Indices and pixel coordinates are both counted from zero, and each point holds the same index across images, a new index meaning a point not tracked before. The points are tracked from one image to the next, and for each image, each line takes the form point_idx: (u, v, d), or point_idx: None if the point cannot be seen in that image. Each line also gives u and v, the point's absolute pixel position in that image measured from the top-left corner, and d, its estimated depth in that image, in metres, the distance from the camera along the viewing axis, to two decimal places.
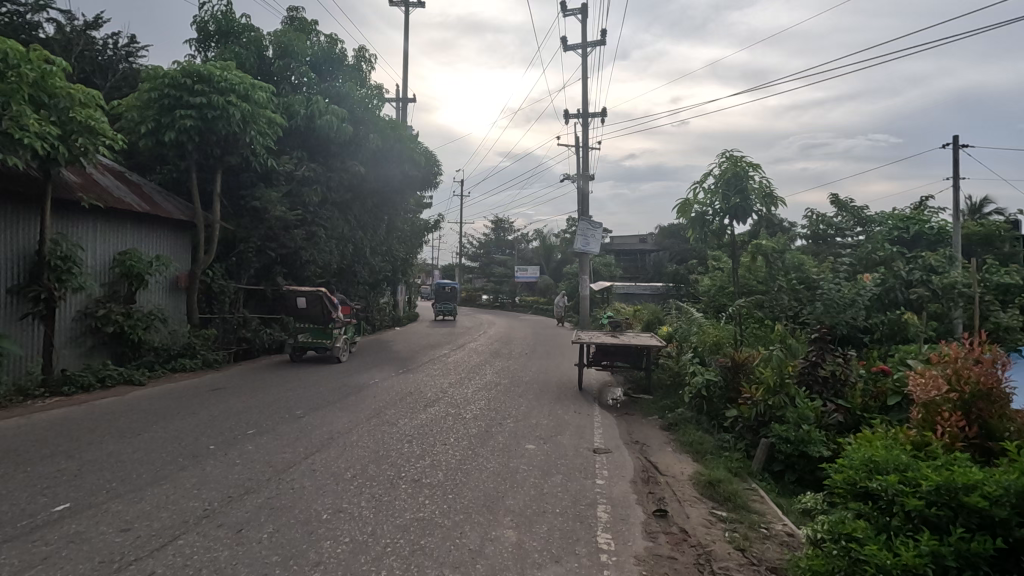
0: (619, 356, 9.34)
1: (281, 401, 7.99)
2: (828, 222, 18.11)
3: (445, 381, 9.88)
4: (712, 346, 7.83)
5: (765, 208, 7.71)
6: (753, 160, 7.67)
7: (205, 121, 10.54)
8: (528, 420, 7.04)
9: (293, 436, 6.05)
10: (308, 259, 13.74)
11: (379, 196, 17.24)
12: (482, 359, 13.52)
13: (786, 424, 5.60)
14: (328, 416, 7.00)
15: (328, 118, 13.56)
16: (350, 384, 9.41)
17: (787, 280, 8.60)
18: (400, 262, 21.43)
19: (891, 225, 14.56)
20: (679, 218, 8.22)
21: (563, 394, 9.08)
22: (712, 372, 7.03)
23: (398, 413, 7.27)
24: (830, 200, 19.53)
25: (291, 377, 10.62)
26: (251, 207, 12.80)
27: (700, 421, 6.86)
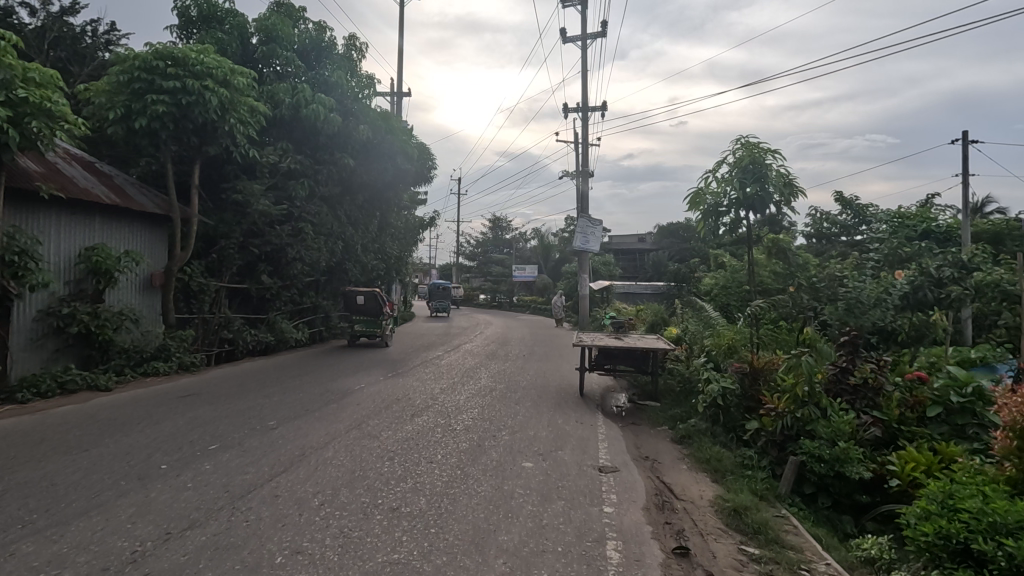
0: (624, 360, 8.66)
1: (255, 409, 7.30)
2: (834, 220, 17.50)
3: (437, 386, 9.22)
4: (726, 351, 7.15)
5: (784, 199, 7.04)
6: (772, 147, 6.98)
7: (180, 107, 9.86)
8: (526, 432, 6.38)
9: (260, 452, 5.36)
10: (295, 256, 13.42)
11: (370, 191, 16.54)
12: (477, 361, 12.84)
13: (818, 439, 4.95)
14: (304, 428, 6.32)
15: (314, 108, 12.82)
16: (334, 390, 8.73)
17: (806, 277, 7.94)
18: (394, 260, 20.76)
19: (904, 222, 13.93)
20: (689, 210, 7.57)
21: (564, 401, 8.42)
22: (728, 379, 6.38)
23: (383, 424, 6.58)
24: (837, 196, 18.90)
25: (277, 380, 10.00)
26: (233, 200, 12.10)
27: (715, 432, 6.18)
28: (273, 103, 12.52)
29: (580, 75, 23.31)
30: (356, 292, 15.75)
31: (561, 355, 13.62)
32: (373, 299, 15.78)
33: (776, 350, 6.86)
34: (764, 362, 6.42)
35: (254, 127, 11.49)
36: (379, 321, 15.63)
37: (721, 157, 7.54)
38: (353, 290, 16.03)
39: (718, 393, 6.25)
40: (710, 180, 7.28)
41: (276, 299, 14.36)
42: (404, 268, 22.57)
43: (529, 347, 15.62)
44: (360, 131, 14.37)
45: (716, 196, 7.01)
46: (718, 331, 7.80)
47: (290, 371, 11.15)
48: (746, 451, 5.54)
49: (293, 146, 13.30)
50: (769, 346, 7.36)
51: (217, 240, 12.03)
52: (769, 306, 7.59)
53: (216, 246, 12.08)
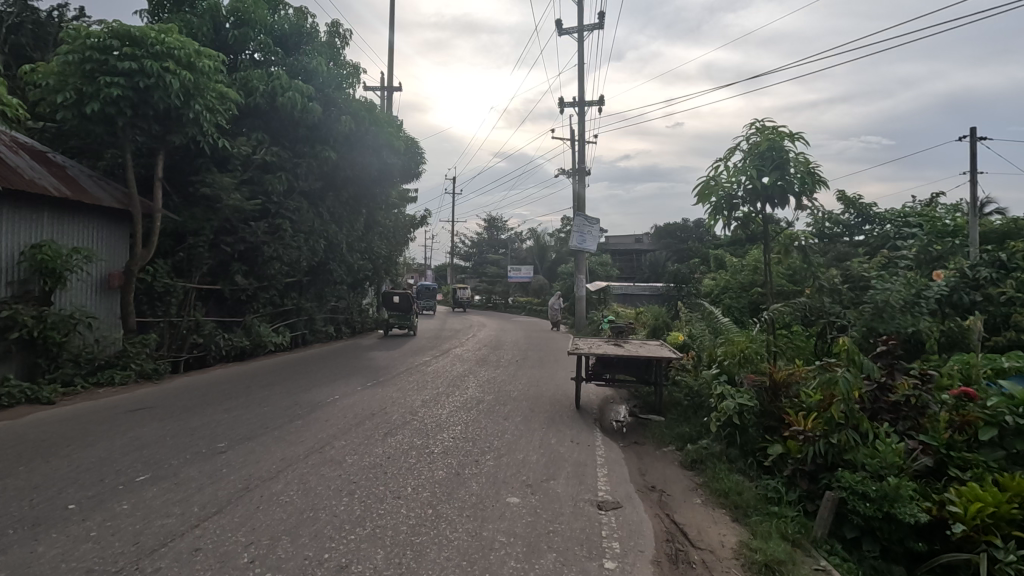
0: (624, 369, 7.83)
1: (209, 426, 6.45)
2: (837, 219, 16.77)
3: (419, 397, 8.39)
4: (741, 360, 6.31)
5: (806, 191, 6.18)
6: (793, 133, 6.14)
7: (138, 91, 8.99)
8: (515, 457, 5.55)
9: (194, 486, 4.48)
10: (272, 254, 12.66)
11: (355, 186, 15.66)
12: (467, 367, 12.04)
13: (858, 472, 4.16)
14: (257, 452, 5.45)
15: (290, 96, 11.87)
16: (304, 402, 7.88)
17: (827, 277, 7.14)
18: (382, 260, 19.97)
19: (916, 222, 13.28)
20: (697, 203, 6.77)
21: (558, 415, 7.63)
22: (745, 394, 5.57)
23: (350, 447, 5.72)
24: (841, 194, 18.17)
25: (246, 390, 9.14)
26: (202, 195, 11.22)
27: (730, 455, 5.37)
28: (246, 91, 11.64)
29: (577, 68, 22.53)
30: (392, 293, 20.44)
31: (556, 361, 12.81)
32: (406, 298, 20.51)
33: (796, 361, 6.05)
34: (784, 375, 5.64)
35: (224, 116, 10.64)
36: (410, 316, 20.37)
37: (735, 145, 6.74)
38: (390, 292, 20.65)
39: (733, 410, 5.44)
40: (721, 170, 6.46)
41: (253, 299, 13.67)
42: (393, 268, 21.73)
43: (522, 351, 14.82)
44: (342, 122, 13.44)
45: (728, 188, 6.16)
46: (728, 337, 6.98)
47: (264, 379, 10.30)
48: (769, 481, 4.74)
49: (269, 138, 12.39)
50: (786, 356, 6.56)
51: (185, 237, 11.12)
52: (793, 307, 6.75)
53: (184, 243, 11.19)
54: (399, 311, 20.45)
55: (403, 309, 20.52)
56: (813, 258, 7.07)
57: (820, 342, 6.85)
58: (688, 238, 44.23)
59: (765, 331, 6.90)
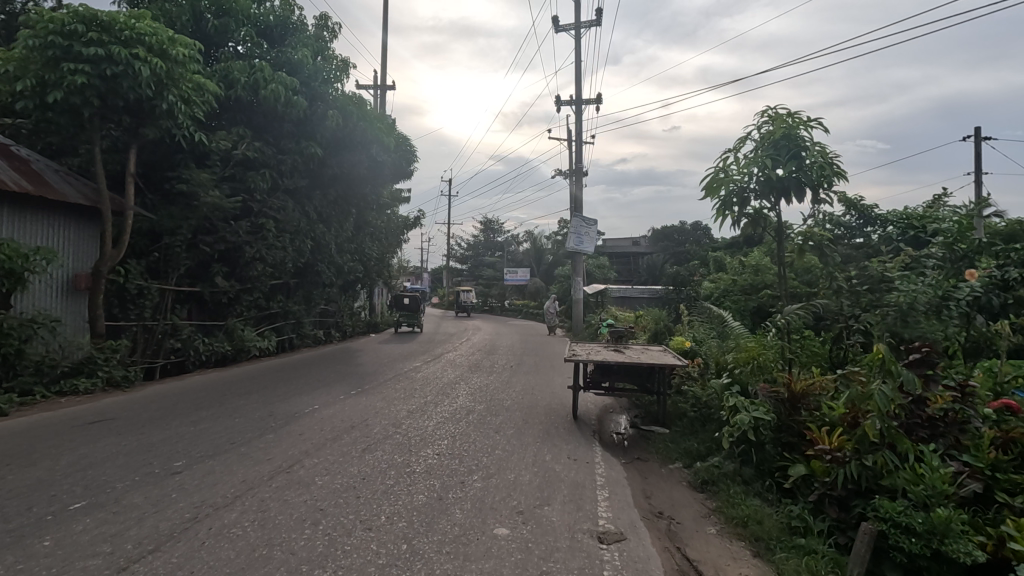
0: (624, 377, 7.28)
1: (171, 441, 5.88)
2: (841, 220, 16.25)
3: (405, 407, 7.83)
4: (753, 368, 5.77)
5: (823, 184, 5.57)
6: (810, 120, 5.55)
7: (106, 79, 8.42)
8: (505, 477, 4.99)
9: (134, 517, 3.89)
10: (254, 255, 12.10)
11: (344, 184, 15.07)
12: (458, 373, 11.49)
13: (898, 501, 3.62)
14: (217, 472, 4.87)
15: (272, 88, 11.26)
16: (281, 413, 7.31)
17: (844, 277, 6.61)
18: (373, 262, 19.44)
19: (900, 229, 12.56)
20: (704, 198, 6.21)
21: (554, 426, 7.10)
22: (761, 407, 5.01)
23: (321, 465, 5.15)
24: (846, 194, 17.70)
25: (220, 398, 8.54)
26: (179, 192, 10.64)
27: (745, 475, 4.82)
28: (227, 83, 11.06)
29: (574, 66, 22.02)
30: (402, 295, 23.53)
31: (553, 367, 12.24)
32: (415, 300, 23.58)
33: (815, 369, 5.51)
34: (804, 385, 5.08)
35: (201, 108, 10.07)
36: (418, 316, 23.52)
37: (746, 134, 6.18)
38: (400, 294, 23.70)
39: (749, 424, 4.88)
40: (729, 160, 5.89)
41: (235, 302, 13.11)
42: (386, 271, 21.17)
43: (517, 356, 14.26)
44: (328, 117, 12.85)
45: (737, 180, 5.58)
46: (738, 341, 6.44)
47: (242, 386, 9.70)
48: (792, 508, 4.19)
49: (251, 132, 11.80)
50: (803, 363, 6.02)
51: (160, 236, 10.53)
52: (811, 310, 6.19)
53: (160, 243, 10.59)
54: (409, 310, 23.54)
55: (412, 309, 23.69)
56: (831, 256, 6.51)
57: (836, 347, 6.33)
58: (686, 240, 43.79)
59: (779, 335, 6.35)
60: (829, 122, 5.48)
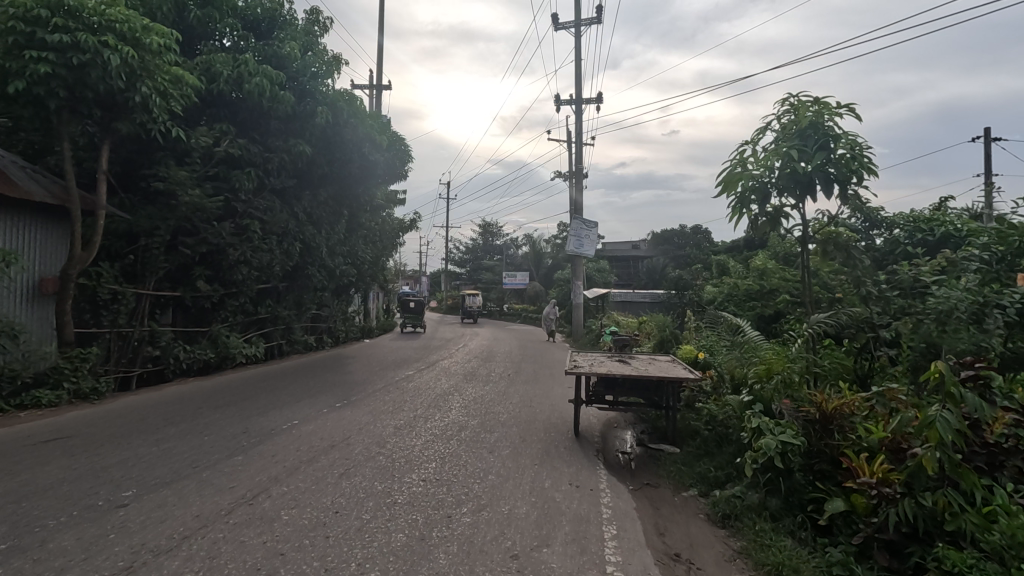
0: (630, 391, 6.67)
1: (126, 463, 5.27)
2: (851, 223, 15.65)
3: (392, 422, 7.22)
4: (776, 384, 5.18)
5: (851, 178, 4.98)
6: (837, 107, 4.97)
7: (72, 69, 7.83)
8: (497, 510, 4.39)
9: (56, 567, 3.27)
10: (237, 258, 11.50)
11: (335, 185, 14.48)
12: (452, 383, 10.89)
13: (967, 551, 3.03)
14: (169, 505, 4.26)
15: (257, 81, 10.65)
16: (257, 429, 6.71)
17: (872, 283, 6.05)
18: (367, 265, 18.85)
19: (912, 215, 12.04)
20: (718, 195, 5.62)
21: (553, 444, 6.51)
22: (789, 429, 4.43)
23: (290, 495, 4.53)
24: None
25: (195, 412, 7.94)
26: (156, 190, 10.05)
27: (772, 508, 4.22)
28: (209, 77, 10.46)
29: (574, 65, 21.48)
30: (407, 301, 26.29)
31: (552, 376, 11.64)
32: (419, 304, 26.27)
33: (845, 387, 4.93)
34: (836, 404, 4.50)
35: (179, 102, 9.51)
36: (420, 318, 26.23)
37: (764, 125, 5.60)
38: (406, 300, 26.40)
39: (776, 450, 4.29)
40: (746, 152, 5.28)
41: (220, 307, 12.53)
42: (381, 274, 20.59)
43: (515, 364, 13.68)
44: (318, 114, 12.24)
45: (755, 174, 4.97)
46: (757, 353, 5.85)
47: (222, 398, 9.10)
48: (832, 552, 3.60)
49: (235, 129, 11.19)
50: (829, 378, 5.45)
51: (136, 238, 9.96)
52: (841, 319, 5.60)
53: (136, 245, 9.99)
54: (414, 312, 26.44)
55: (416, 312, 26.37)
56: (859, 259, 5.90)
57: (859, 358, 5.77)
58: (687, 245, 43.42)
59: (801, 346, 5.77)
60: (859, 109, 4.89)
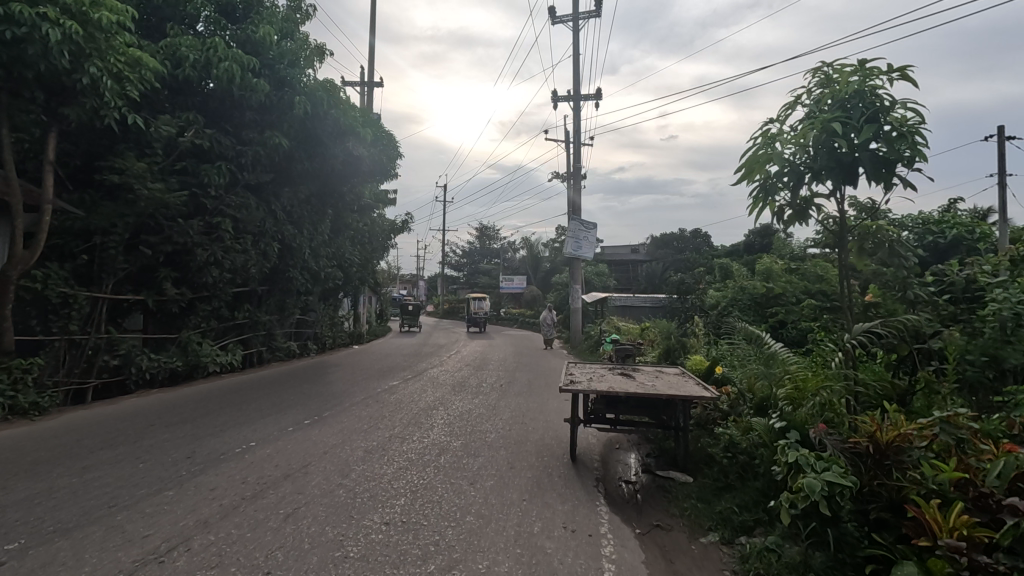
0: (635, 410, 5.79)
1: (29, 501, 4.37)
2: None
3: (361, 444, 6.33)
4: (810, 405, 4.31)
5: (900, 161, 4.11)
6: (886, 74, 4.07)
7: (8, 46, 6.97)
8: (471, 569, 3.50)
9: None
10: (207, 259, 10.62)
11: (317, 181, 13.61)
12: (439, 395, 10.02)
13: None
14: (54, 566, 3.36)
15: (226, 67, 9.76)
16: (204, 453, 5.83)
17: (918, 284, 5.16)
18: (356, 268, 17.99)
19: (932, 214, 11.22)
20: (737, 182, 4.80)
21: (546, 470, 5.65)
22: (836, 466, 3.57)
23: (215, 549, 3.62)
24: None
25: (144, 429, 7.06)
26: (113, 184, 9.18)
27: (818, 568, 3.34)
28: (174, 61, 9.56)
29: (573, 60, 20.72)
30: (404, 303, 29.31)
31: (548, 386, 10.83)
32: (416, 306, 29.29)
33: (899, 410, 4.05)
34: (893, 435, 3.62)
35: (136, 87, 8.67)
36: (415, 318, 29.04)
37: (795, 99, 4.73)
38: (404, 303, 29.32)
39: (823, 493, 3.41)
40: (773, 130, 4.44)
41: (190, 312, 11.67)
42: (372, 278, 19.71)
43: (508, 373, 12.81)
44: (295, 105, 11.34)
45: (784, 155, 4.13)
46: (783, 366, 4.96)
47: (180, 412, 8.22)
48: None
49: (204, 119, 10.30)
50: (873, 398, 4.56)
51: (90, 237, 9.09)
52: (887, 330, 4.72)
53: (90, 244, 9.12)
54: (411, 313, 29.58)
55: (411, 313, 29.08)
56: (905, 256, 5.00)
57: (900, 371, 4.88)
58: (686, 249, 42.93)
59: (836, 358, 4.89)
60: (913, 77, 4.00)
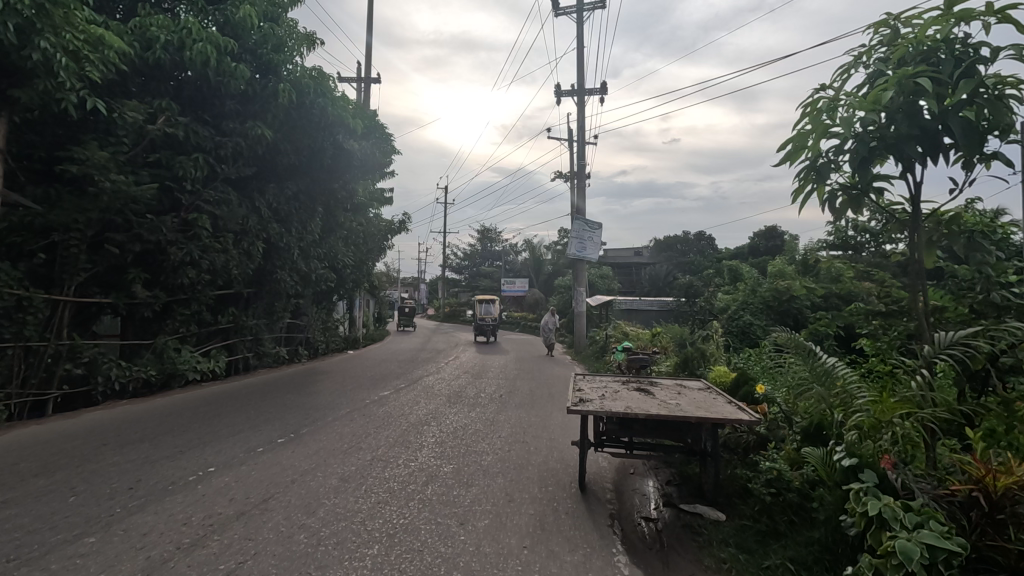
0: (654, 433, 4.91)
1: None
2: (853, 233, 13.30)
3: (337, 471, 5.47)
4: (882, 436, 3.44)
5: (997, 132, 3.24)
6: (983, 19, 3.19)
7: None
8: None
9: None
10: (182, 259, 9.79)
11: (305, 177, 12.79)
12: (433, 406, 9.17)
13: None
14: None
15: (201, 48, 8.93)
16: (150, 482, 4.98)
17: (1000, 286, 4.27)
18: (349, 270, 17.16)
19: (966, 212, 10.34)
20: (782, 161, 3.95)
21: (553, 504, 4.80)
22: (933, 522, 2.71)
23: None
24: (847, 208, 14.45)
25: (94, 449, 6.23)
26: (75, 176, 8.33)
27: None
28: (144, 43, 8.73)
29: (577, 54, 19.91)
30: None
31: (552, 397, 9.98)
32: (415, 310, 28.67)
33: (999, 443, 3.18)
34: (1008, 483, 2.75)
35: (98, 68, 7.84)
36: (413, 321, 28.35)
37: (854, 59, 3.87)
38: None
39: (922, 562, 2.57)
40: (832, 95, 3.57)
41: (167, 316, 10.85)
42: (367, 280, 18.87)
43: (509, 382, 11.96)
44: (280, 93, 10.51)
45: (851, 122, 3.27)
46: (841, 384, 4.05)
47: (143, 428, 7.39)
48: None
49: (177, 105, 9.46)
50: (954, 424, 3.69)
51: (49, 234, 8.27)
52: (979, 340, 3.62)
53: (50, 241, 8.30)
54: None
55: None
56: (989, 253, 4.10)
57: (969, 387, 3.83)
58: (689, 252, 42.18)
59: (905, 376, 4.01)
60: (1019, 20, 3.11)
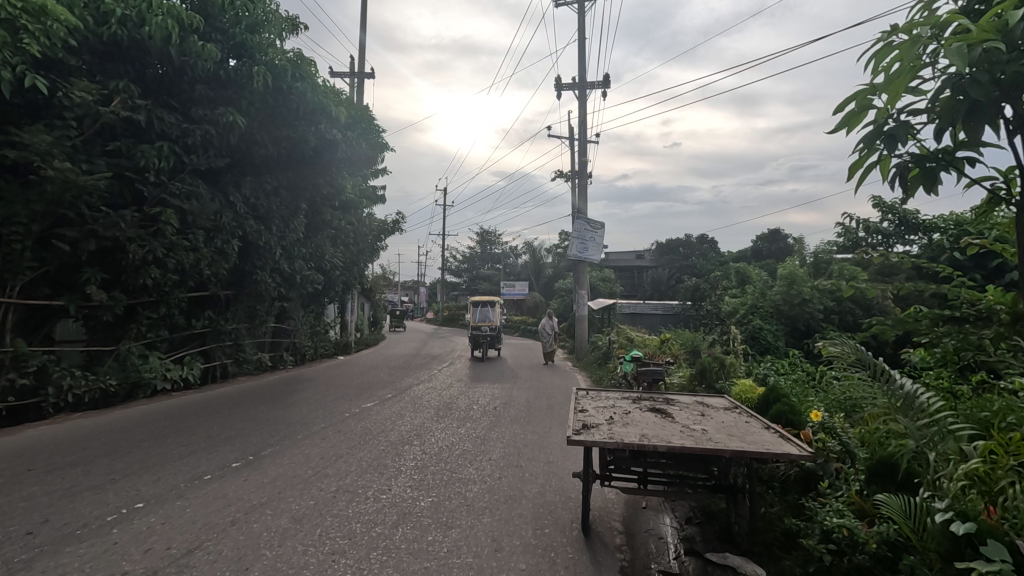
0: (671, 464, 4.00)
1: None
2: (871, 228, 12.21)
3: (292, 506, 4.56)
4: (1003, 490, 2.51)
5: None
6: None
7: None
8: None
9: None
10: (143, 256, 8.90)
11: (283, 169, 11.99)
12: (418, 420, 8.29)
13: None
14: None
15: (161, 22, 8.13)
16: (56, 525, 4.05)
17: None
18: (339, 272, 16.29)
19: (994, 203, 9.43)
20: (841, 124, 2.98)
21: (549, 553, 3.89)
22: None
23: None
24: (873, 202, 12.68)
25: (12, 477, 5.30)
26: (17, 164, 7.45)
27: None
28: (100, 18, 7.90)
29: (577, 46, 19.14)
30: None
31: (551, 410, 9.08)
32: None
33: None
34: None
35: (42, 42, 6.98)
36: None
37: None
38: None
39: None
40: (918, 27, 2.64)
41: (132, 320, 9.95)
42: (359, 282, 17.95)
43: (504, 392, 11.06)
44: (254, 76, 9.71)
45: (968, 54, 2.32)
46: (935, 418, 3.12)
47: (82, 447, 6.47)
48: None
49: (138, 87, 8.63)
50: None
51: None
52: None
53: None
54: None
55: None
56: None
57: None
58: (692, 254, 41.35)
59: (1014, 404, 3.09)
60: None
